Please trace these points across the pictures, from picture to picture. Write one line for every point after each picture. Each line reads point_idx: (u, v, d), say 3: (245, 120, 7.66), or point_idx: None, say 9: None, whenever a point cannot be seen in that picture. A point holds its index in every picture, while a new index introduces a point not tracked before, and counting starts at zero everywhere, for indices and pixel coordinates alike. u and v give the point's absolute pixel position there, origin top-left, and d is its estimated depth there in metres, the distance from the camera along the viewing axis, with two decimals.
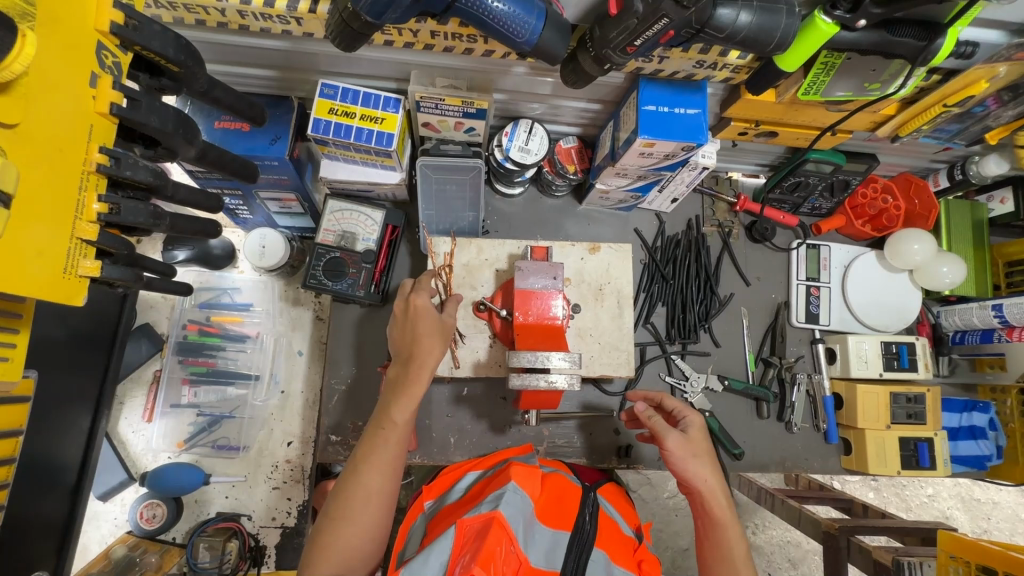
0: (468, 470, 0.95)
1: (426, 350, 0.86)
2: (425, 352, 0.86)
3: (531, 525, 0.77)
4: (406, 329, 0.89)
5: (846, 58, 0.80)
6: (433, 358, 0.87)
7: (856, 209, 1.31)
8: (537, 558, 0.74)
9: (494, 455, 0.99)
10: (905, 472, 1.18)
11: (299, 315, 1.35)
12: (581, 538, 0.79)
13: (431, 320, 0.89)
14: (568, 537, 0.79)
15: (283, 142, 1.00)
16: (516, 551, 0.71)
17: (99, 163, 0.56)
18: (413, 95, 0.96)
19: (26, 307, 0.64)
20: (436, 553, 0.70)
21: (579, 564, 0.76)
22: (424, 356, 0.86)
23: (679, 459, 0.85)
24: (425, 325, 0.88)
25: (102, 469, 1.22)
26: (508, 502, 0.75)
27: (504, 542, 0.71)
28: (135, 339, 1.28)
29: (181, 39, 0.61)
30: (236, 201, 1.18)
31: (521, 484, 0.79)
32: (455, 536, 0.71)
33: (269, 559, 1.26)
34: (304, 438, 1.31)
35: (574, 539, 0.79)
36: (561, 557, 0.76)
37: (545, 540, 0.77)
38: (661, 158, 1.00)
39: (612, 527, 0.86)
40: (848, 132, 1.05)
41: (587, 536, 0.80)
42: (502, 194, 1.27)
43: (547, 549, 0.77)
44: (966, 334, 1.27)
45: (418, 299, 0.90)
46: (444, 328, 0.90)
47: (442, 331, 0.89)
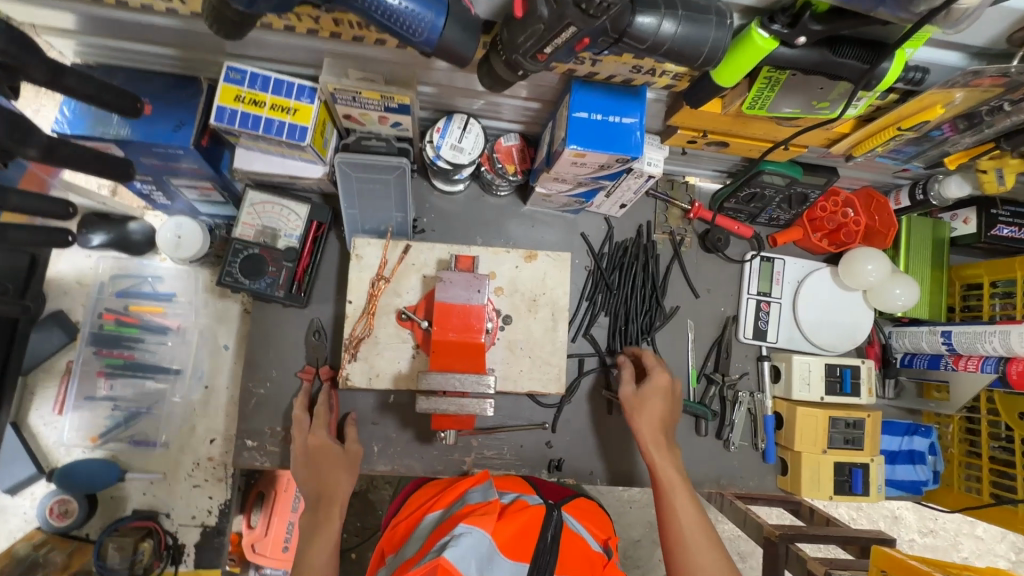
0: (427, 510, 0.92)
1: (337, 484, 0.98)
2: (338, 480, 0.99)
3: (489, 562, 0.74)
4: (311, 469, 0.99)
5: (790, 75, 0.72)
6: (350, 475, 1.00)
7: (813, 222, 1.25)
8: None
9: (447, 491, 0.96)
10: (837, 497, 1.16)
11: (226, 308, 1.29)
12: (541, 565, 0.77)
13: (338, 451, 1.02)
14: (526, 568, 0.77)
15: (188, 129, 0.91)
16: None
17: None
18: (325, 86, 0.86)
19: None
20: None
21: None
22: (336, 480, 0.98)
23: (629, 404, 1.04)
24: (331, 462, 1.00)
25: (8, 462, 1.17)
26: (455, 546, 0.72)
27: None
28: (46, 328, 1.21)
29: (16, 29, 0.58)
30: (150, 186, 1.10)
31: (470, 524, 0.76)
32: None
33: (188, 558, 1.24)
34: (228, 436, 1.27)
35: (532, 570, 0.77)
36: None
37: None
38: (596, 168, 0.92)
39: (578, 544, 0.84)
40: (802, 146, 0.97)
41: (546, 562, 0.78)
42: (442, 191, 1.18)
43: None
44: (914, 357, 1.24)
45: (319, 437, 1.01)
46: (348, 458, 1.02)
47: (349, 461, 1.02)
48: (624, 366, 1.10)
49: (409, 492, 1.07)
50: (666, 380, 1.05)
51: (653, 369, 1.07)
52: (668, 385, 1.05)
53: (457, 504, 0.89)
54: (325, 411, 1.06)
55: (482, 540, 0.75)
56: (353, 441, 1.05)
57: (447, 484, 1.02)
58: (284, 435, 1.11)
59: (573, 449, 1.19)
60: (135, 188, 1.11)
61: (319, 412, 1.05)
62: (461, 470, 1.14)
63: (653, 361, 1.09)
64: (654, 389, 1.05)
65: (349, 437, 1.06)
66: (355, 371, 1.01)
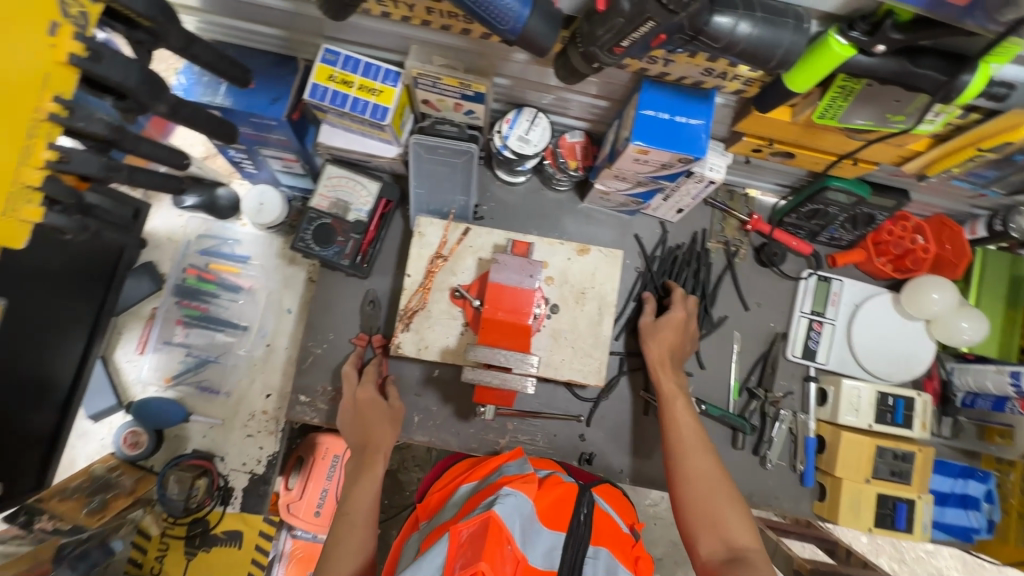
0: (460, 483, 0.95)
1: (380, 443, 1.06)
2: (382, 439, 1.07)
3: (531, 527, 0.77)
4: (359, 423, 1.09)
5: (866, 84, 0.73)
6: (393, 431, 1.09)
7: (878, 246, 1.21)
8: (536, 558, 0.75)
9: (480, 465, 0.99)
10: (876, 530, 1.12)
11: (293, 274, 1.38)
12: (578, 536, 0.80)
13: (382, 407, 1.10)
14: (564, 538, 0.79)
15: (282, 103, 1.00)
16: (514, 550, 0.73)
17: (51, 113, 0.60)
18: (410, 71, 0.93)
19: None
20: (431, 558, 0.70)
21: (576, 563, 0.77)
22: (379, 439, 1.07)
23: (644, 332, 1.13)
24: (376, 417, 1.08)
25: (94, 391, 1.30)
26: (503, 503, 0.76)
27: (502, 543, 0.72)
28: (137, 275, 1.32)
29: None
30: (241, 155, 1.21)
31: (515, 488, 0.80)
32: (451, 540, 0.72)
33: (235, 500, 1.32)
34: (282, 393, 1.36)
35: (570, 540, 0.79)
36: (558, 558, 0.77)
37: (544, 542, 0.77)
38: (657, 167, 0.95)
39: (609, 523, 0.86)
40: (872, 163, 0.96)
41: (582, 533, 0.80)
42: (503, 181, 1.24)
43: (545, 550, 0.77)
44: (978, 398, 1.16)
45: (365, 396, 1.09)
46: (393, 416, 1.10)
47: (392, 418, 1.10)
48: (646, 299, 1.18)
49: (443, 465, 1.10)
50: (682, 314, 1.13)
51: (673, 305, 1.14)
52: (683, 318, 1.13)
53: (493, 475, 0.92)
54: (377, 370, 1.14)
55: (525, 504, 0.79)
56: (396, 401, 1.12)
57: (479, 460, 1.04)
58: (333, 394, 1.18)
59: (606, 446, 1.20)
60: (229, 155, 1.22)
61: (369, 373, 1.13)
62: (494, 451, 1.18)
63: (675, 296, 1.16)
64: (669, 320, 1.13)
65: (393, 397, 1.12)
66: (406, 341, 1.07)
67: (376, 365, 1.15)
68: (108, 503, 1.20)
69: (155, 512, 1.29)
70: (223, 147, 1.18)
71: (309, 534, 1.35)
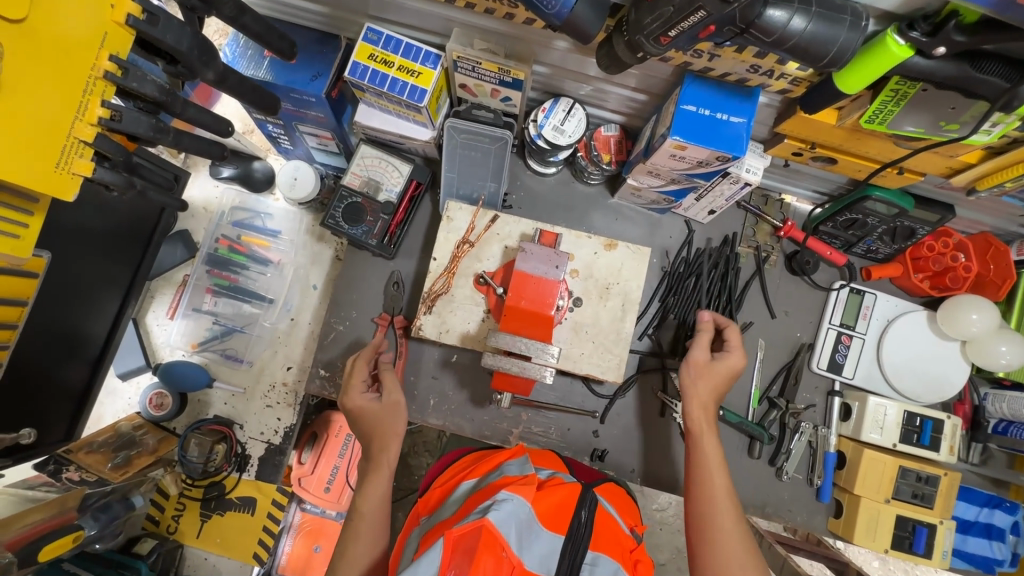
0: (462, 479, 0.95)
1: (382, 449, 0.96)
2: (384, 447, 0.96)
3: (528, 530, 0.77)
4: (357, 427, 0.99)
5: (921, 90, 0.70)
6: (394, 433, 0.98)
7: (917, 262, 1.17)
8: (531, 562, 0.75)
9: (484, 460, 0.99)
10: (892, 552, 1.09)
11: (321, 251, 1.41)
12: (577, 539, 0.80)
13: (375, 405, 0.98)
14: (562, 541, 0.79)
15: (323, 81, 1.01)
16: (509, 556, 0.71)
17: (107, 70, 0.62)
18: (450, 53, 0.94)
19: (38, 207, 0.71)
20: (424, 565, 0.70)
21: (574, 563, 0.79)
22: (381, 441, 0.96)
23: (694, 369, 0.99)
24: (374, 418, 0.97)
25: (125, 351, 1.34)
26: (498, 509, 0.74)
27: (497, 550, 0.71)
28: (172, 242, 1.37)
29: None
30: (279, 130, 1.23)
31: (512, 491, 0.78)
32: (445, 544, 0.71)
33: (252, 468, 1.34)
34: (303, 367, 1.38)
35: (568, 543, 0.79)
36: (555, 561, 0.77)
37: (542, 544, 0.77)
38: (694, 164, 0.93)
39: (610, 525, 0.86)
40: (919, 173, 0.92)
41: (581, 537, 0.81)
42: (534, 171, 1.23)
43: (542, 553, 0.77)
44: (1011, 425, 1.13)
45: (357, 399, 0.98)
46: (392, 409, 0.99)
47: (388, 413, 0.98)
48: (705, 326, 1.03)
49: (448, 461, 1.08)
50: (740, 360, 0.99)
51: (733, 350, 1.00)
52: (740, 366, 0.99)
53: (494, 474, 0.90)
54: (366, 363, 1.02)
55: (521, 508, 0.77)
56: (394, 393, 1.00)
57: (487, 453, 1.04)
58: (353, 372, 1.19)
59: (618, 445, 1.19)
60: (267, 130, 1.25)
61: (359, 364, 1.02)
62: (506, 440, 1.18)
63: (735, 336, 1.02)
64: (723, 362, 1.00)
65: (390, 390, 1.01)
66: (427, 323, 1.07)
67: (381, 360, 1.07)
68: (131, 458, 1.24)
69: (174, 472, 1.32)
70: (262, 121, 1.20)
71: (319, 509, 1.40)
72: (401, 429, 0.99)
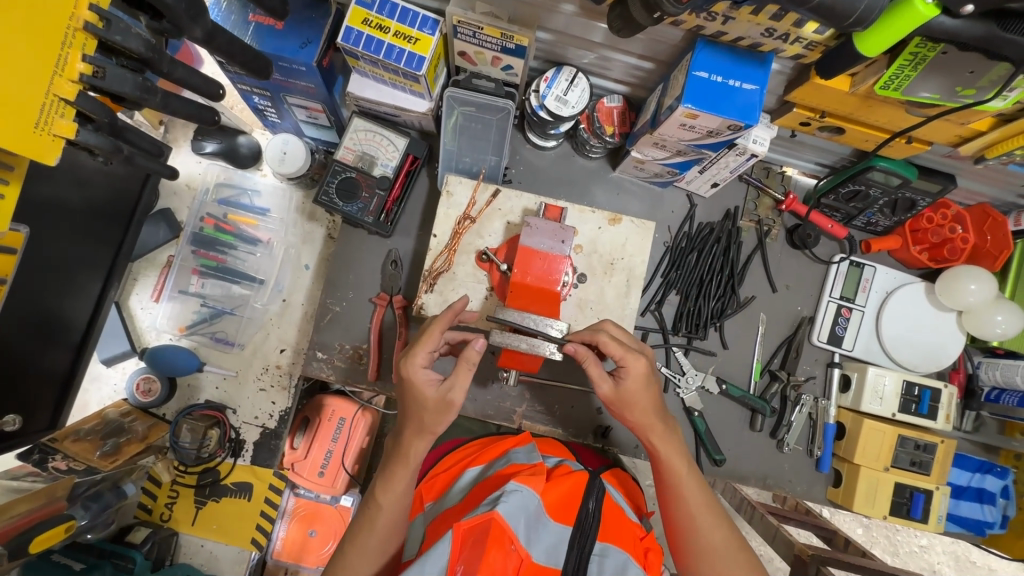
0: (468, 466, 0.94)
1: (411, 441, 0.85)
2: (415, 440, 0.84)
3: (537, 522, 0.77)
4: (404, 396, 0.86)
5: (941, 52, 0.68)
6: (429, 432, 0.83)
7: (916, 234, 1.18)
8: (539, 554, 0.75)
9: (488, 448, 0.98)
10: (891, 518, 1.11)
11: (312, 231, 1.36)
12: (585, 530, 0.79)
13: (429, 393, 0.82)
14: (570, 532, 0.79)
15: (313, 48, 0.96)
16: (517, 549, 0.71)
17: (87, 21, 0.56)
18: (451, 18, 0.89)
19: (15, 176, 0.65)
20: (434, 560, 0.68)
21: (582, 561, 0.76)
22: (412, 433, 0.84)
23: (612, 408, 0.86)
24: (415, 402, 0.84)
25: (109, 336, 1.28)
26: (507, 501, 0.73)
27: (506, 543, 0.70)
28: (154, 221, 1.30)
29: None
30: (265, 102, 1.17)
31: (521, 482, 0.78)
32: (454, 538, 0.69)
33: (246, 453, 1.31)
34: (297, 349, 1.35)
35: (575, 533, 0.78)
36: (563, 554, 0.77)
37: (550, 535, 0.77)
38: (703, 134, 0.91)
39: (618, 515, 0.85)
40: (926, 143, 0.92)
41: (590, 527, 0.79)
42: (534, 145, 1.20)
43: (549, 545, 0.77)
44: (1003, 393, 1.15)
45: (414, 370, 0.83)
46: (440, 401, 0.81)
47: (436, 406, 0.82)
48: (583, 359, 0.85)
49: (447, 448, 1.07)
50: (644, 369, 0.83)
51: (627, 361, 0.83)
52: (648, 374, 0.84)
53: (501, 461, 0.90)
54: (434, 338, 0.85)
55: (531, 499, 0.77)
56: (454, 392, 0.82)
57: (490, 441, 1.03)
58: (352, 353, 1.16)
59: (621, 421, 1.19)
60: (253, 102, 1.18)
61: (433, 334, 0.85)
62: (509, 419, 1.17)
63: (620, 350, 0.83)
64: (631, 382, 0.84)
65: (453, 386, 0.82)
66: (429, 302, 1.03)
67: (470, 347, 0.83)
68: (121, 446, 1.20)
69: (167, 460, 1.28)
70: (247, 93, 1.14)
71: (313, 493, 1.34)
72: (439, 430, 0.84)
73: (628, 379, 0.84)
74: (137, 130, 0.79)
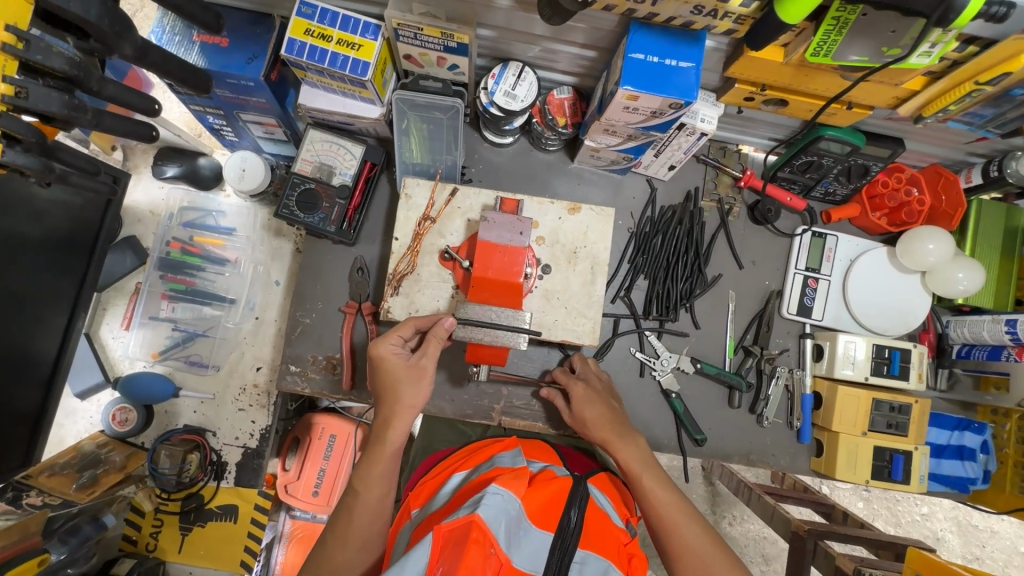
0: (453, 472, 0.90)
1: (389, 425, 0.86)
2: (396, 420, 0.86)
3: (518, 527, 0.74)
4: (378, 378, 0.90)
5: (861, 14, 0.70)
6: (407, 407, 0.87)
7: (873, 200, 1.19)
8: (520, 560, 0.72)
9: (475, 453, 0.96)
10: (873, 482, 1.13)
11: (280, 246, 1.35)
12: (566, 538, 0.77)
13: (400, 364, 0.88)
14: (551, 538, 0.77)
15: (259, 62, 0.96)
16: (497, 553, 0.68)
17: (5, 42, 0.56)
18: (390, 21, 0.90)
19: None
20: (413, 561, 0.65)
21: (563, 564, 0.75)
22: (389, 413, 0.87)
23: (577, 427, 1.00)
24: (392, 373, 0.88)
25: (81, 368, 1.27)
26: (488, 504, 0.71)
27: (487, 547, 0.67)
28: (120, 250, 1.30)
29: None
30: (221, 121, 1.18)
31: (502, 486, 0.76)
32: (434, 541, 0.67)
33: (229, 475, 1.30)
34: (273, 365, 1.34)
35: (556, 541, 0.76)
36: (544, 559, 0.75)
37: (531, 543, 0.75)
38: (648, 116, 0.92)
39: (602, 519, 0.84)
40: (867, 108, 0.94)
41: (570, 535, 0.78)
42: (492, 142, 1.21)
43: (530, 551, 0.74)
44: (973, 348, 1.16)
45: (384, 348, 0.89)
46: (414, 369, 0.88)
47: (410, 376, 0.87)
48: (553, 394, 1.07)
49: (437, 458, 1.03)
50: (582, 388, 0.99)
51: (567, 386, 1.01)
52: (587, 391, 0.98)
53: (485, 465, 0.88)
54: (408, 329, 0.93)
55: (512, 503, 0.75)
56: (426, 359, 0.89)
57: (479, 445, 1.01)
58: (326, 364, 1.16)
59: None
60: (208, 123, 1.19)
61: (408, 322, 0.94)
62: (489, 417, 1.17)
63: (565, 377, 1.03)
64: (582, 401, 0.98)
65: (424, 353, 0.89)
66: (396, 305, 1.03)
67: (438, 324, 0.91)
68: (99, 477, 1.20)
69: (147, 488, 1.27)
70: (201, 113, 1.15)
71: (309, 514, 1.39)
72: (418, 403, 0.88)
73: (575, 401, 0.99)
74: (72, 150, 0.79)
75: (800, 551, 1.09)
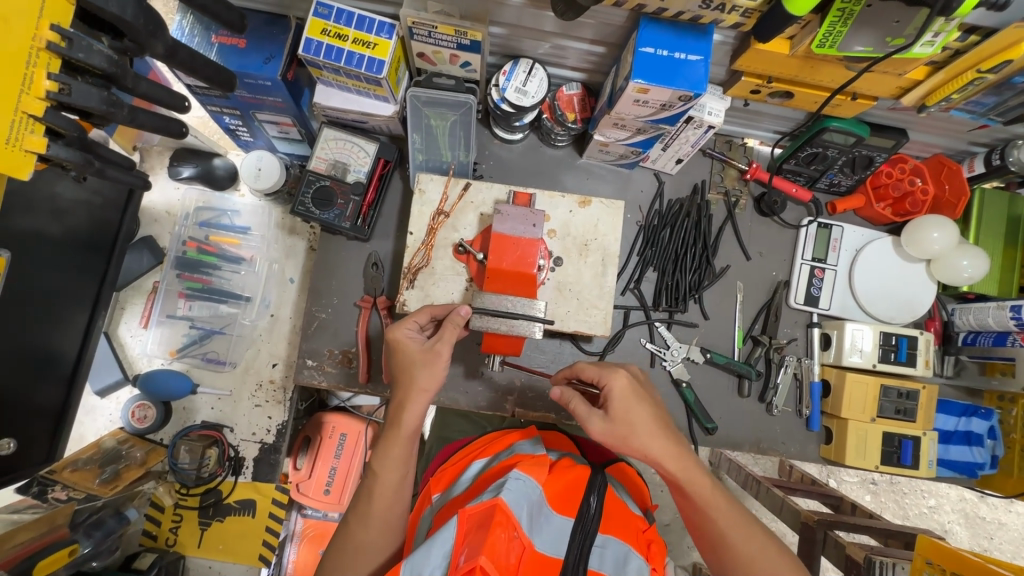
0: (473, 459, 0.93)
1: (404, 408, 0.85)
2: (410, 402, 0.85)
3: (538, 513, 0.77)
4: (395, 362, 0.91)
5: (865, 5, 0.72)
6: (421, 390, 0.85)
7: (878, 191, 1.21)
8: (542, 544, 0.75)
9: (495, 441, 0.97)
10: (882, 468, 1.14)
11: (293, 244, 1.38)
12: (586, 523, 0.77)
13: (415, 347, 0.88)
14: (572, 524, 0.78)
15: (277, 62, 0.99)
16: (520, 536, 0.71)
17: (49, 41, 0.58)
18: (405, 19, 0.93)
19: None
20: (439, 544, 0.68)
21: (584, 550, 0.75)
22: (405, 395, 0.86)
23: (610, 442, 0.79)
24: (405, 355, 0.88)
25: (101, 366, 1.29)
26: (510, 488, 0.73)
27: (508, 530, 0.69)
28: (137, 250, 1.33)
29: None
30: (237, 122, 1.20)
31: (524, 471, 0.78)
32: (459, 525, 0.69)
33: (247, 470, 1.32)
34: (289, 362, 1.36)
35: (577, 525, 0.77)
36: (565, 543, 0.76)
37: (551, 528, 0.77)
38: (657, 109, 0.94)
39: (620, 506, 0.85)
40: (871, 98, 0.96)
41: (591, 521, 0.78)
42: (502, 139, 1.23)
43: (552, 536, 0.76)
44: (979, 335, 1.18)
45: (401, 332, 0.90)
46: (428, 352, 0.87)
47: (423, 360, 0.87)
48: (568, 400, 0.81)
49: (455, 446, 1.05)
50: (626, 382, 0.78)
51: (604, 380, 0.78)
52: (632, 387, 0.78)
53: (505, 453, 0.90)
54: (422, 314, 0.93)
55: (533, 488, 0.77)
56: (441, 343, 0.87)
57: (497, 433, 1.02)
58: (342, 358, 1.18)
59: None
60: (224, 123, 1.22)
61: (424, 309, 0.95)
62: (502, 408, 1.19)
63: (596, 370, 0.80)
64: (620, 404, 0.77)
65: (439, 338, 0.88)
66: (411, 298, 1.05)
67: (454, 312, 0.90)
68: (121, 472, 1.21)
69: (167, 483, 1.29)
70: (217, 114, 1.17)
71: (320, 512, 1.41)
72: (431, 386, 0.86)
73: (614, 400, 0.78)
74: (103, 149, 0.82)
75: (809, 542, 1.11)
